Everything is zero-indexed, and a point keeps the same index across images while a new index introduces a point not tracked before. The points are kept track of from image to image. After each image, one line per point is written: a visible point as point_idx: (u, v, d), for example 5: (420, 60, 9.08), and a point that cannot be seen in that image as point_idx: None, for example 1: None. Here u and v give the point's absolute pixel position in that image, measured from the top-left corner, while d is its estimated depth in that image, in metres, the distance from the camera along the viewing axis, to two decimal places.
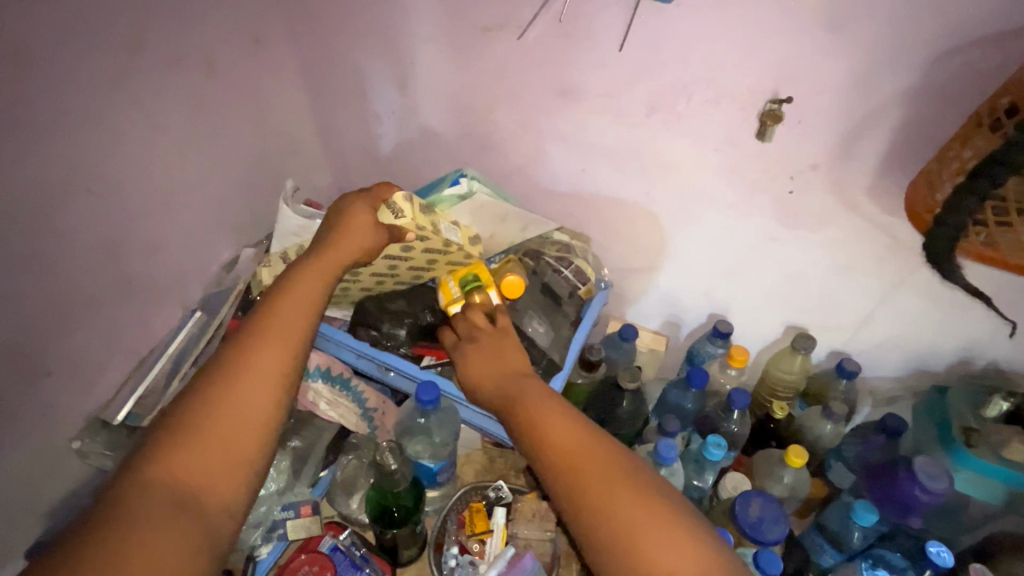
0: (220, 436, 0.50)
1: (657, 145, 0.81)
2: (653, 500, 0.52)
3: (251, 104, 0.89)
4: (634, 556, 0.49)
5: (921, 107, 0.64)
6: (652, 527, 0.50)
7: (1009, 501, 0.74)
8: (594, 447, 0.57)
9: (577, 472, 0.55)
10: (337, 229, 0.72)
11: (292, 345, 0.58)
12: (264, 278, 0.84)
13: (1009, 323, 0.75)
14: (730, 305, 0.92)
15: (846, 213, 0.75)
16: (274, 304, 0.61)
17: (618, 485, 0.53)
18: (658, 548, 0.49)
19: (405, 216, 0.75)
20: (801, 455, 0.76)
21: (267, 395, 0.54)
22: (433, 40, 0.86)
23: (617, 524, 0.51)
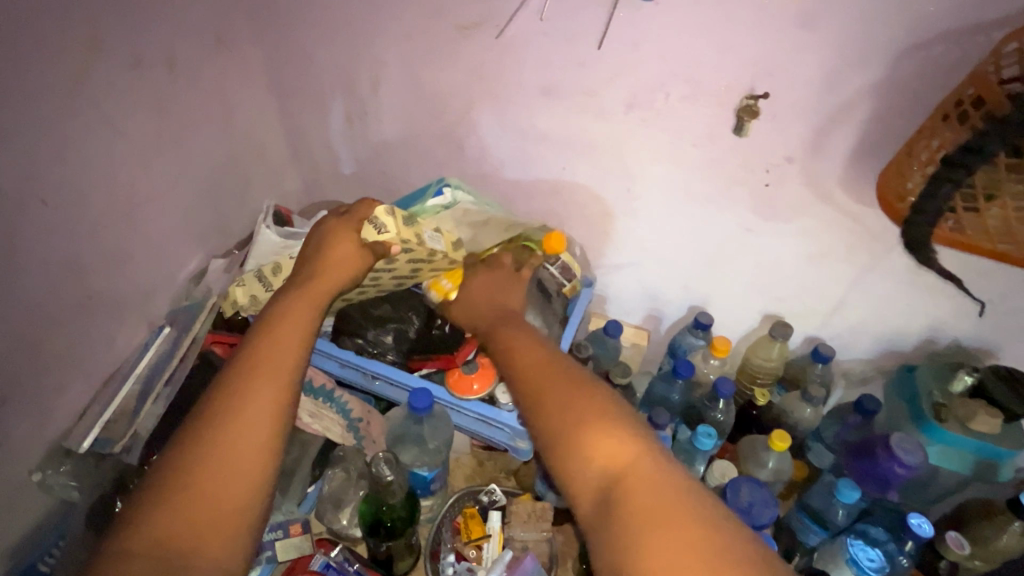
0: (208, 487, 0.48)
1: (637, 142, 0.80)
2: (614, 411, 0.50)
3: (216, 108, 0.85)
4: (585, 454, 0.47)
5: (887, 100, 0.65)
6: (605, 429, 0.48)
7: (977, 470, 0.77)
8: (560, 373, 0.56)
9: (543, 384, 0.55)
10: (319, 260, 0.72)
11: (285, 382, 0.57)
12: (239, 297, 0.81)
13: (978, 303, 0.77)
14: (710, 297, 0.94)
15: (819, 202, 0.76)
16: (266, 337, 0.61)
17: (575, 391, 0.53)
18: (608, 444, 0.47)
19: (388, 231, 0.71)
20: (785, 438, 0.78)
21: (259, 441, 0.52)
22: (404, 39, 0.83)
23: (571, 427, 0.49)
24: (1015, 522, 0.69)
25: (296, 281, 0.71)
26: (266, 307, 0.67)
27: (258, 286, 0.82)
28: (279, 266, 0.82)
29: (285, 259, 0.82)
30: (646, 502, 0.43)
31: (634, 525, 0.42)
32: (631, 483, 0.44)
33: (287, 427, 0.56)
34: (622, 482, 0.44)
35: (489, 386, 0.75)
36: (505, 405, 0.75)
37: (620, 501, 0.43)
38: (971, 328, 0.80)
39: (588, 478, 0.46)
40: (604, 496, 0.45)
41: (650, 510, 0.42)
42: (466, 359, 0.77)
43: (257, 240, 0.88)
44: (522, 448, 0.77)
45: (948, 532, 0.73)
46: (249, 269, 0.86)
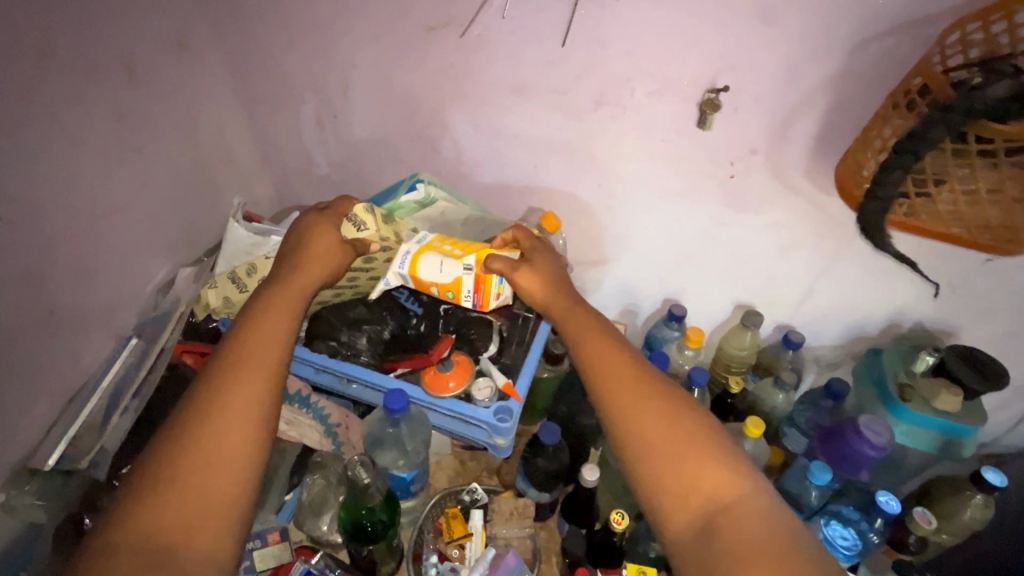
0: (194, 484, 0.49)
1: (608, 139, 0.81)
2: (710, 443, 0.56)
3: (180, 115, 0.83)
4: (688, 485, 0.53)
5: (845, 91, 0.67)
6: (706, 463, 0.54)
7: (943, 450, 0.79)
8: (657, 396, 0.61)
9: (638, 410, 0.60)
10: (301, 253, 0.72)
11: (269, 376, 0.59)
12: (211, 300, 0.84)
13: (934, 285, 0.79)
14: (684, 290, 0.95)
15: (785, 193, 0.77)
16: (254, 332, 0.62)
17: (673, 421, 0.58)
18: (710, 478, 0.53)
19: (368, 227, 0.77)
20: (759, 424, 0.79)
21: (241, 435, 0.53)
22: (372, 41, 0.83)
23: (674, 459, 0.55)
24: (978, 495, 0.72)
25: (277, 275, 0.70)
26: (247, 303, 0.66)
27: (231, 287, 0.83)
28: (253, 267, 0.83)
29: (260, 261, 0.83)
30: (748, 534, 0.49)
31: (735, 555, 0.48)
32: (734, 516, 0.50)
33: (269, 421, 0.56)
34: (725, 514, 0.51)
35: (465, 383, 0.74)
36: (481, 402, 0.73)
37: (722, 532, 0.50)
38: (934, 312, 0.82)
39: (689, 506, 0.53)
40: (704, 525, 0.51)
41: (752, 544, 0.48)
42: (441, 358, 0.75)
43: (228, 238, 0.86)
44: (501, 445, 0.75)
45: (914, 508, 0.74)
46: (220, 271, 0.87)
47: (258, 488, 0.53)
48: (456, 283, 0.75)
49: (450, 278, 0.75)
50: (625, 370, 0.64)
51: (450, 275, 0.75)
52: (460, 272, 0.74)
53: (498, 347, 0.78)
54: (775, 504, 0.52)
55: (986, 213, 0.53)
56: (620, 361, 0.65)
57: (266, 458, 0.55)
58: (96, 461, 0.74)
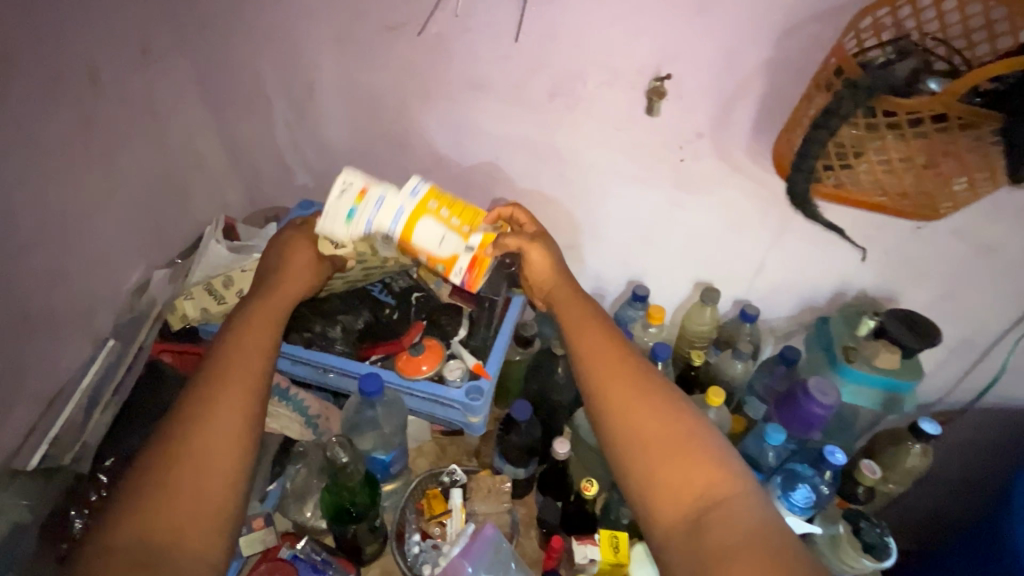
0: (185, 488, 0.52)
1: (564, 129, 0.85)
2: (701, 440, 0.58)
3: (147, 120, 0.85)
4: (681, 480, 0.55)
5: (777, 75, 0.72)
6: (698, 460, 0.56)
7: (887, 406, 0.85)
8: (652, 392, 0.62)
9: (632, 408, 0.61)
10: (280, 270, 0.75)
11: (253, 385, 0.61)
12: (188, 311, 0.84)
13: (860, 249, 0.85)
14: (647, 271, 1.00)
15: (731, 173, 0.82)
16: (238, 345, 0.64)
17: (666, 419, 0.60)
18: (703, 473, 0.55)
19: (345, 246, 0.75)
20: (719, 393, 0.85)
21: (230, 440, 0.56)
22: (333, 43, 0.86)
23: (667, 456, 0.57)
24: (916, 444, 0.79)
25: (257, 290, 0.72)
26: (229, 318, 0.69)
27: (210, 299, 0.85)
28: (230, 279, 0.86)
29: (237, 273, 0.86)
30: (737, 527, 0.51)
31: (722, 547, 0.50)
32: (723, 510, 0.52)
33: (253, 420, 0.59)
34: (715, 508, 0.53)
35: (438, 365, 0.78)
36: (454, 382, 0.78)
37: (713, 525, 0.52)
38: (876, 280, 0.88)
39: (681, 501, 0.54)
40: (695, 519, 0.53)
41: (740, 536, 0.50)
42: (412, 342, 0.80)
43: (206, 253, 0.91)
44: (475, 423, 0.79)
45: (861, 460, 0.80)
46: (195, 281, 0.88)
47: (249, 484, 0.56)
48: (452, 265, 0.72)
49: (448, 254, 0.71)
50: (624, 369, 0.66)
51: (448, 252, 0.71)
52: (461, 251, 0.72)
53: (467, 330, 0.84)
54: (763, 499, 0.54)
55: (901, 179, 0.58)
56: (612, 360, 0.67)
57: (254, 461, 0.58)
58: (79, 455, 0.77)
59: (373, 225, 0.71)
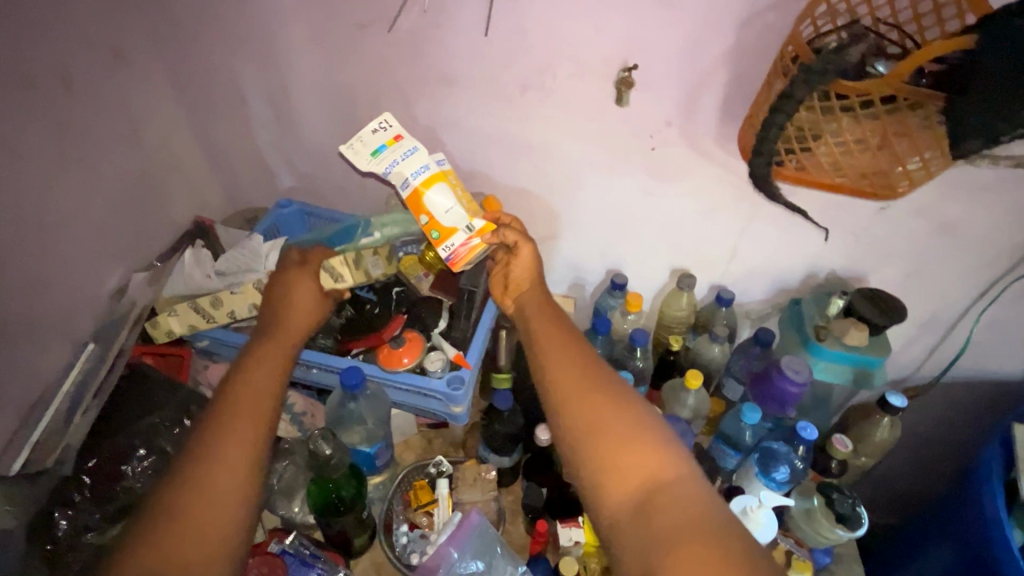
0: (195, 525, 0.52)
1: (536, 121, 0.87)
2: (652, 433, 0.58)
3: (123, 122, 0.84)
4: (627, 469, 0.55)
5: (740, 63, 0.74)
6: (646, 449, 0.56)
7: (856, 382, 0.89)
8: (613, 388, 0.63)
9: (586, 403, 0.61)
10: (286, 305, 0.76)
11: (265, 424, 0.61)
12: (174, 327, 0.86)
13: (823, 230, 0.87)
14: (624, 259, 1.02)
15: (701, 161, 0.84)
16: (246, 381, 0.65)
17: (616, 413, 0.60)
18: (650, 462, 0.55)
19: (344, 279, 0.83)
20: (697, 375, 0.86)
21: (240, 478, 0.56)
22: (305, 41, 0.87)
23: (616, 446, 0.57)
24: (886, 417, 0.82)
25: (266, 327, 0.73)
26: (236, 355, 0.70)
27: (197, 317, 0.86)
28: (218, 300, 0.85)
29: (224, 295, 0.85)
30: (677, 513, 0.50)
31: (664, 532, 0.49)
32: (666, 495, 0.52)
33: (255, 462, 0.58)
34: (659, 494, 0.52)
35: (418, 357, 0.80)
36: (435, 373, 0.79)
37: (654, 511, 0.51)
38: (845, 261, 0.90)
39: (625, 489, 0.54)
40: (639, 506, 0.52)
41: (682, 522, 0.49)
42: (393, 335, 0.82)
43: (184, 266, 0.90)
44: (459, 413, 0.81)
45: (834, 434, 0.84)
46: (177, 295, 0.89)
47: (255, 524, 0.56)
48: (446, 236, 0.78)
49: (448, 223, 0.78)
50: (579, 367, 0.66)
51: (450, 223, 0.78)
52: (461, 225, 0.78)
53: (447, 322, 0.86)
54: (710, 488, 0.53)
55: (858, 160, 0.59)
56: (573, 361, 0.67)
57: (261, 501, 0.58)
58: (64, 457, 0.74)
59: (393, 170, 0.79)
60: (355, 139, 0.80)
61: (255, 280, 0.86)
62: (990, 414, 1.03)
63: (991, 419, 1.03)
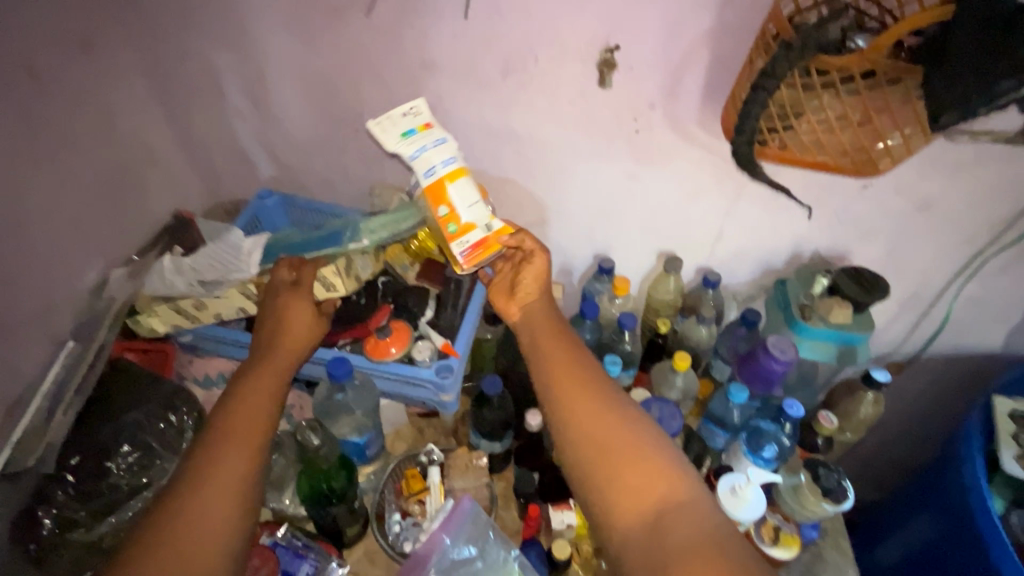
0: (183, 555, 0.50)
1: (519, 105, 0.86)
2: (663, 452, 0.58)
3: (96, 115, 0.82)
4: (642, 489, 0.55)
5: (722, 42, 0.73)
6: (658, 468, 0.57)
7: (840, 359, 0.90)
8: (618, 406, 0.63)
9: (600, 422, 0.62)
10: (281, 323, 0.73)
11: (257, 449, 0.60)
12: (156, 326, 0.85)
13: (806, 208, 0.87)
14: (611, 244, 1.01)
15: (685, 142, 0.84)
16: (239, 404, 0.63)
17: (630, 432, 0.60)
18: (663, 481, 0.56)
19: (337, 289, 0.81)
20: (685, 357, 0.87)
21: (230, 506, 0.55)
22: (280, 27, 0.85)
23: (629, 465, 0.57)
24: (869, 393, 0.84)
25: (262, 348, 0.71)
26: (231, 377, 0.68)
27: (179, 317, 0.85)
28: (202, 304, 0.83)
29: (208, 300, 0.83)
30: (690, 531, 0.51)
31: (675, 549, 0.50)
32: (679, 515, 0.53)
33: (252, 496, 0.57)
34: (671, 512, 0.53)
35: (406, 347, 0.80)
36: (423, 362, 0.79)
37: (668, 530, 0.52)
38: (828, 240, 0.91)
39: (637, 507, 0.55)
40: (649, 524, 0.53)
41: (691, 540, 0.50)
42: (379, 325, 0.80)
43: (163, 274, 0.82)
44: (448, 401, 0.80)
45: (819, 412, 0.85)
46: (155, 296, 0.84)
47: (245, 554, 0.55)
48: (465, 231, 0.74)
49: (472, 218, 0.74)
50: (589, 383, 0.66)
51: (471, 218, 0.74)
52: (484, 223, 0.74)
53: (434, 311, 0.86)
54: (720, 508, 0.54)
55: (839, 137, 0.59)
56: (582, 376, 0.67)
57: (251, 529, 0.56)
58: (45, 456, 0.72)
59: (421, 154, 0.73)
60: (383, 118, 0.75)
61: (237, 284, 0.81)
62: (970, 387, 1.05)
63: (971, 393, 1.05)
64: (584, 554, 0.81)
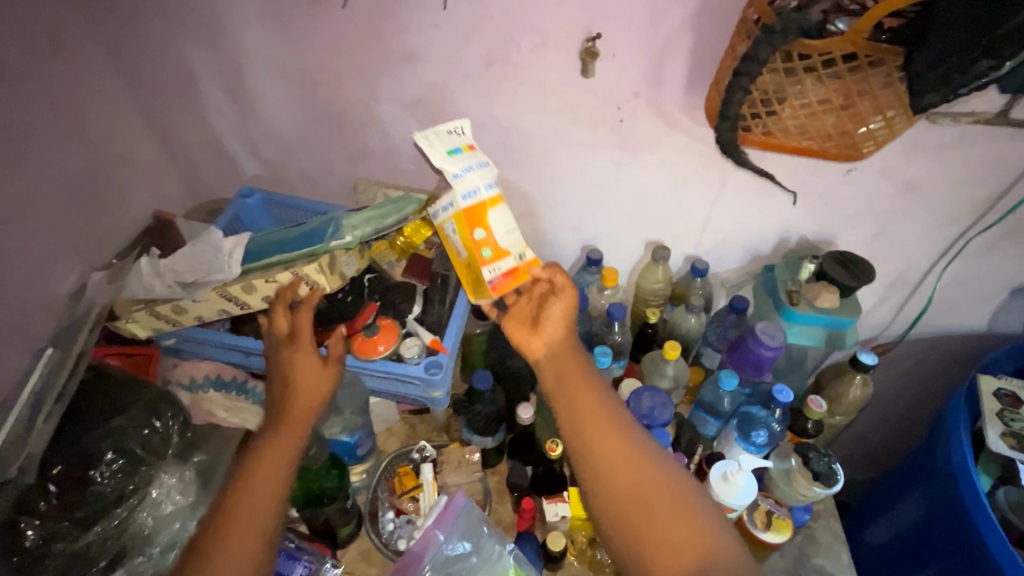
0: None
1: (502, 96, 0.85)
2: (700, 518, 0.57)
3: (68, 115, 0.80)
4: (677, 555, 0.55)
5: (704, 27, 0.72)
6: (694, 534, 0.56)
7: (828, 342, 0.90)
8: (654, 462, 0.61)
9: (636, 483, 0.59)
10: (286, 377, 0.68)
11: (266, 526, 0.58)
12: (137, 332, 0.83)
13: (790, 193, 0.87)
14: (599, 234, 1.01)
15: (670, 130, 0.84)
16: (249, 475, 0.60)
17: (669, 496, 0.58)
18: (700, 549, 0.55)
19: (321, 287, 0.77)
20: (675, 347, 0.87)
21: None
22: (255, 20, 0.83)
23: (666, 530, 0.56)
24: (858, 376, 0.85)
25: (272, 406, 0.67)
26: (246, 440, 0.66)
27: (159, 322, 0.82)
28: (180, 308, 0.80)
29: (185, 303, 0.79)
30: None
31: None
32: None
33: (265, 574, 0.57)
34: None
35: (394, 344, 0.79)
36: (412, 359, 0.78)
37: None
38: (814, 225, 0.91)
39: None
40: None
41: None
42: (365, 324, 0.80)
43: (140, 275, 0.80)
44: (438, 397, 0.79)
45: (809, 396, 0.86)
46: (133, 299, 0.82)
47: None
48: (498, 258, 0.74)
49: (507, 245, 0.75)
50: (625, 434, 0.64)
51: (506, 245, 0.75)
52: (516, 252, 0.75)
53: (421, 308, 0.85)
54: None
55: (823, 122, 0.60)
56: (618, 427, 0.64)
57: None
58: (26, 467, 0.70)
59: (464, 175, 0.72)
60: (431, 134, 0.74)
61: (216, 286, 0.77)
62: (956, 366, 1.06)
63: (957, 372, 1.07)
64: (578, 546, 0.81)
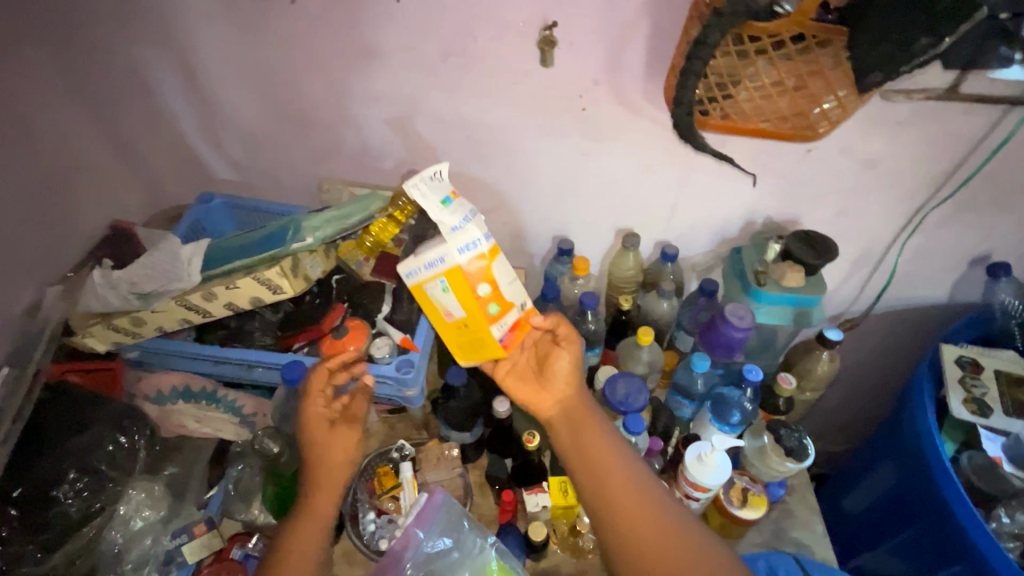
0: None
1: (462, 88, 0.84)
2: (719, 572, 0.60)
3: (13, 124, 0.77)
4: None
5: (660, 12, 0.72)
6: None
7: (796, 321, 0.92)
8: (667, 518, 0.64)
9: (652, 541, 0.63)
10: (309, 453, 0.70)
11: None
12: (95, 346, 0.80)
13: (751, 175, 0.88)
14: (568, 225, 1.01)
15: (633, 116, 0.84)
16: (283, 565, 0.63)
17: (684, 552, 0.62)
18: None
19: (285, 291, 0.76)
20: (649, 332, 0.87)
21: None
22: (204, 20, 0.80)
23: None
24: (825, 351, 0.87)
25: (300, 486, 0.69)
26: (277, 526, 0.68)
27: (117, 334, 0.79)
28: (138, 319, 0.78)
29: (143, 314, 0.77)
30: None
31: None
32: None
33: None
34: None
35: (364, 344, 0.76)
36: (382, 359, 0.78)
37: None
38: (778, 206, 0.92)
39: None
40: None
41: None
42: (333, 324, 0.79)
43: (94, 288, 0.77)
44: (412, 395, 0.79)
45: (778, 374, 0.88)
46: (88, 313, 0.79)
47: None
48: (504, 312, 0.69)
49: (512, 296, 0.69)
50: (637, 491, 0.66)
51: (510, 297, 0.69)
52: (518, 301, 0.71)
53: (391, 307, 0.84)
54: None
55: (777, 103, 0.60)
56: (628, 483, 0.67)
57: None
58: None
59: (462, 227, 0.64)
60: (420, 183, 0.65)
61: (173, 295, 0.75)
62: (920, 337, 1.09)
63: (922, 342, 1.10)
64: (561, 534, 0.82)
